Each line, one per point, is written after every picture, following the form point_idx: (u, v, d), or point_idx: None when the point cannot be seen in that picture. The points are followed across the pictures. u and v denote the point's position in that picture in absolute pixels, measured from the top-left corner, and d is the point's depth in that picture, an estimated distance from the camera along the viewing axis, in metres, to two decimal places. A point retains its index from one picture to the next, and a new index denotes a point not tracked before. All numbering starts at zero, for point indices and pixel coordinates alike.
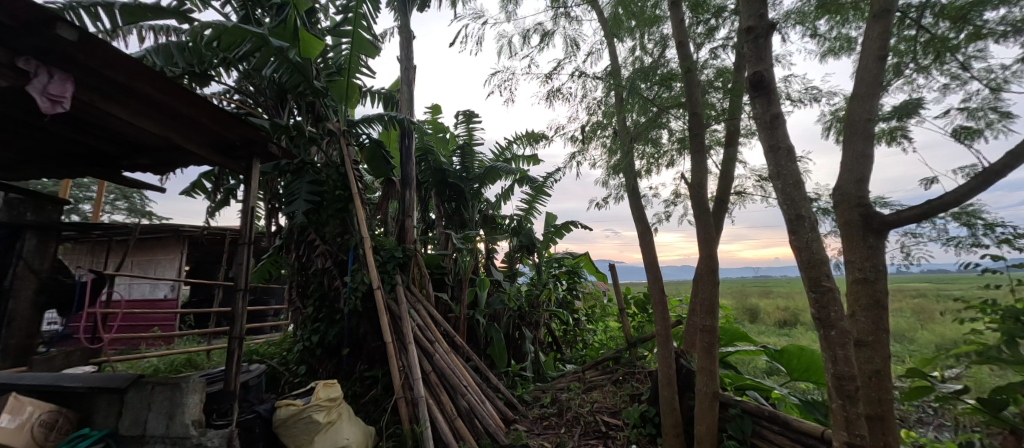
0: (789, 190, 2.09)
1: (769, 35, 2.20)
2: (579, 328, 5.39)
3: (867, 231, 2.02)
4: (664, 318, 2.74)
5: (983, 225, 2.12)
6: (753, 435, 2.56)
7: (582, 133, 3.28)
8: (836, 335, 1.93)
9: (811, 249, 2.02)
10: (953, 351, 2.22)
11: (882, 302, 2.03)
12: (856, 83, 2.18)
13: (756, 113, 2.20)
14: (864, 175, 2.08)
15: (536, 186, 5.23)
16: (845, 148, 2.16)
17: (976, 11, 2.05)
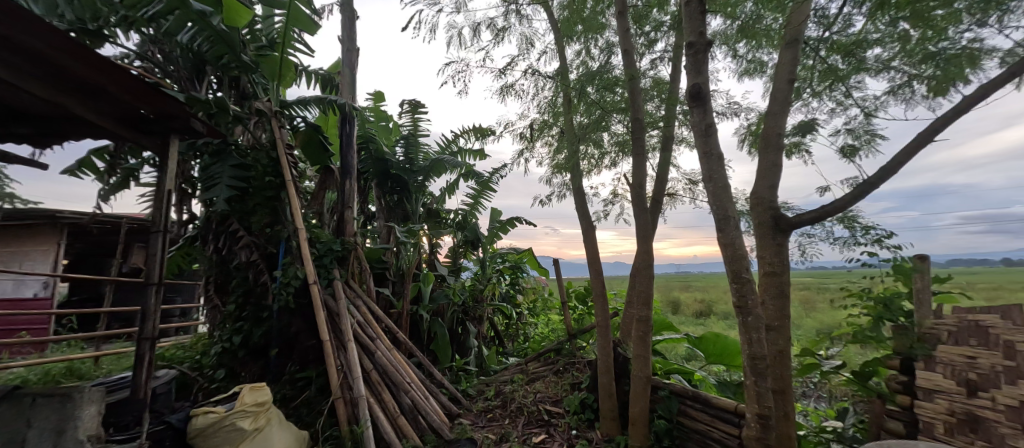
0: (717, 191, 2.32)
1: (707, 50, 2.40)
2: (521, 321, 5.48)
3: (777, 231, 2.32)
4: (604, 310, 2.89)
5: (860, 227, 2.52)
6: (679, 413, 2.80)
7: (533, 131, 3.37)
8: (752, 321, 2.21)
9: (735, 246, 2.28)
10: (835, 333, 2.64)
11: (787, 292, 2.33)
12: (771, 101, 2.48)
13: (692, 121, 2.41)
14: (775, 183, 2.38)
15: (482, 181, 5.20)
16: (761, 159, 2.46)
17: (860, 48, 2.43)
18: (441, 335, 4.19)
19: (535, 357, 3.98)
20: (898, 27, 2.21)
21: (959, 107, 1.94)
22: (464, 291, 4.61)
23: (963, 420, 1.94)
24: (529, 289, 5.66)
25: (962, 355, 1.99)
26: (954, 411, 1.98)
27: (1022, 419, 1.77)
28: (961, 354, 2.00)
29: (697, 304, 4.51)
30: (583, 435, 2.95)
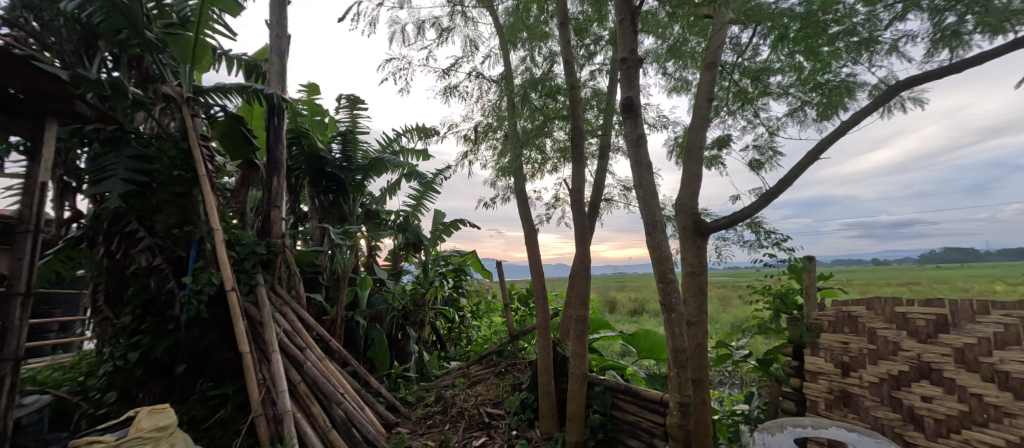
0: (647, 197, 2.51)
1: (638, 67, 2.57)
2: (464, 324, 5.40)
3: (698, 235, 2.55)
4: (545, 311, 2.96)
5: (765, 231, 2.85)
6: (613, 407, 2.95)
7: (477, 133, 3.38)
8: (676, 317, 2.42)
9: (661, 247, 2.49)
10: (745, 326, 2.96)
11: (706, 290, 2.51)
12: (694, 116, 2.72)
13: (626, 131, 2.57)
14: (696, 190, 2.61)
15: (425, 182, 5.07)
16: (685, 168, 2.68)
17: (765, 74, 2.76)
18: (379, 342, 4.04)
19: (479, 359, 3.97)
20: (791, 59, 2.56)
21: (838, 130, 2.28)
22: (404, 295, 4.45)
23: (839, 397, 2.28)
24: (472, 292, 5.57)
25: (837, 340, 2.34)
26: (832, 389, 2.31)
27: (880, 392, 2.12)
28: (837, 340, 2.35)
29: (631, 303, 4.79)
30: (523, 435, 2.99)
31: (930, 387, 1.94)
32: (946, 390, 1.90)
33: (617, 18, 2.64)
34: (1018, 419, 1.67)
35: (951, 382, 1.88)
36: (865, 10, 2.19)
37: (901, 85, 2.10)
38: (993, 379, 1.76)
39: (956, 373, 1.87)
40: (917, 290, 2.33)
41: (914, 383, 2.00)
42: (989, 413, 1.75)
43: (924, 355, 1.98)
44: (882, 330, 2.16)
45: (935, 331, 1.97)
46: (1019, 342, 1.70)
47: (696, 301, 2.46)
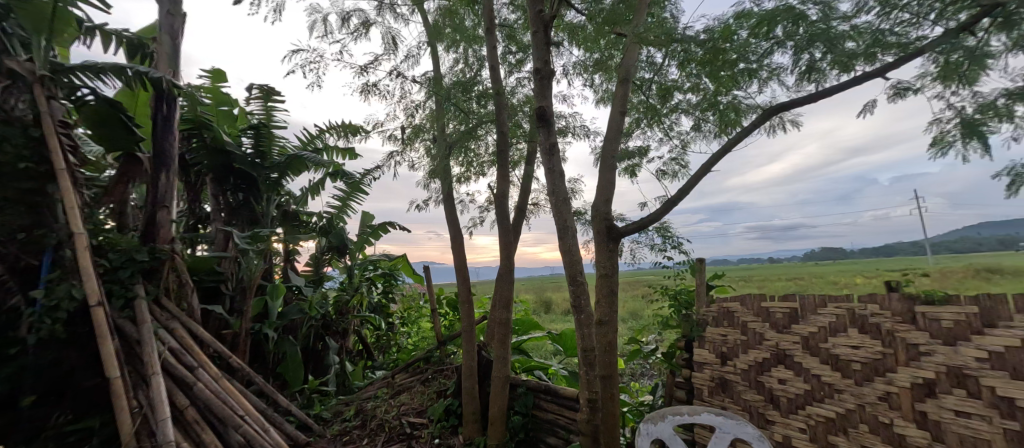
0: (558, 203, 2.67)
1: (550, 78, 2.72)
2: (393, 331, 5.27)
3: (611, 239, 2.75)
4: (470, 315, 3.02)
5: (668, 235, 3.19)
6: (534, 407, 3.04)
7: (404, 134, 3.34)
8: (584, 317, 2.68)
9: (572, 251, 2.66)
10: (654, 324, 3.25)
11: (616, 292, 2.70)
12: (608, 128, 2.94)
13: (539, 139, 2.71)
14: (610, 197, 2.85)
15: (353, 181, 4.75)
16: (601, 177, 2.88)
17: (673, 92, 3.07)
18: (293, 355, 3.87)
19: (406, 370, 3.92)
20: (699, 81, 2.86)
21: (726, 146, 2.59)
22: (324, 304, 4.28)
23: (718, 384, 2.65)
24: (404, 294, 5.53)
25: (718, 334, 2.71)
26: (713, 378, 2.68)
27: (748, 377, 2.49)
28: (718, 333, 2.71)
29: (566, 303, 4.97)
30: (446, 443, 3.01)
31: (784, 370, 2.33)
32: (795, 373, 2.28)
33: (532, 29, 2.78)
34: (844, 393, 2.05)
35: (799, 366, 2.27)
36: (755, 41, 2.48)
37: (778, 106, 2.45)
38: (828, 362, 2.14)
39: (803, 358, 2.25)
40: (801, 284, 2.78)
41: (773, 368, 2.39)
42: (824, 391, 2.13)
43: (781, 344, 2.37)
44: (752, 323, 2.54)
45: (789, 323, 2.37)
46: (846, 329, 2.09)
47: (606, 302, 2.67)
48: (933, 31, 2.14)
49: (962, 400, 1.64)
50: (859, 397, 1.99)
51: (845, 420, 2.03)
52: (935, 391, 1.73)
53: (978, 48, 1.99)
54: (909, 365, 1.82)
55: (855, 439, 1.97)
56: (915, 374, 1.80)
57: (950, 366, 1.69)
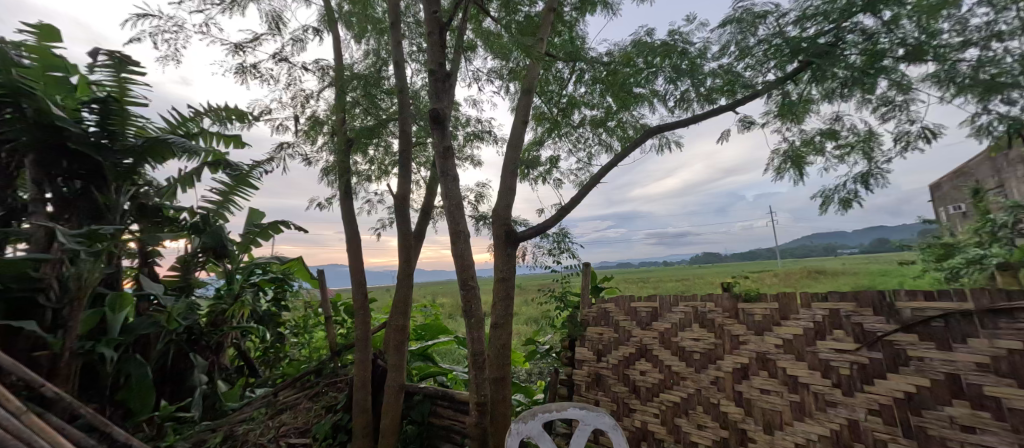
0: (453, 208, 2.70)
1: (445, 81, 2.76)
2: (283, 342, 4.90)
3: (509, 243, 2.99)
4: (365, 325, 3.27)
5: None
6: (430, 414, 3.12)
7: (307, 125, 3.26)
8: (474, 321, 2.69)
9: (463, 256, 2.71)
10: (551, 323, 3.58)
11: (511, 294, 2.92)
12: (511, 140, 3.22)
13: (434, 141, 2.70)
14: (510, 203, 3.13)
15: (239, 175, 4.20)
16: (502, 181, 3.16)
17: (578, 106, 3.97)
18: (140, 379, 3.47)
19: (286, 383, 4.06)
20: (600, 100, 3.83)
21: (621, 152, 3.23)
22: (190, 316, 3.95)
23: (593, 379, 3.02)
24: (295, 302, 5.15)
25: (596, 332, 3.09)
26: (590, 374, 3.05)
27: (617, 371, 2.89)
28: (596, 332, 3.09)
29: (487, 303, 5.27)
30: None
31: (644, 363, 2.75)
32: (652, 365, 2.71)
33: (427, 31, 2.79)
34: (686, 380, 2.51)
35: (656, 359, 2.70)
36: (647, 71, 3.31)
37: (656, 129, 3.22)
38: (676, 353, 2.60)
39: (659, 352, 2.68)
40: (666, 286, 3.84)
41: (637, 362, 2.79)
42: (673, 379, 2.58)
43: (644, 340, 2.78)
44: (623, 322, 2.95)
45: (651, 320, 2.79)
46: (691, 324, 2.56)
47: (502, 305, 2.88)
48: (765, 77, 3.10)
49: (765, 380, 2.18)
50: (697, 382, 2.46)
51: (685, 403, 2.49)
52: (748, 373, 2.25)
53: (800, 95, 3.01)
54: (732, 352, 2.34)
55: (693, 419, 2.43)
56: (735, 359, 2.31)
57: (759, 352, 2.22)
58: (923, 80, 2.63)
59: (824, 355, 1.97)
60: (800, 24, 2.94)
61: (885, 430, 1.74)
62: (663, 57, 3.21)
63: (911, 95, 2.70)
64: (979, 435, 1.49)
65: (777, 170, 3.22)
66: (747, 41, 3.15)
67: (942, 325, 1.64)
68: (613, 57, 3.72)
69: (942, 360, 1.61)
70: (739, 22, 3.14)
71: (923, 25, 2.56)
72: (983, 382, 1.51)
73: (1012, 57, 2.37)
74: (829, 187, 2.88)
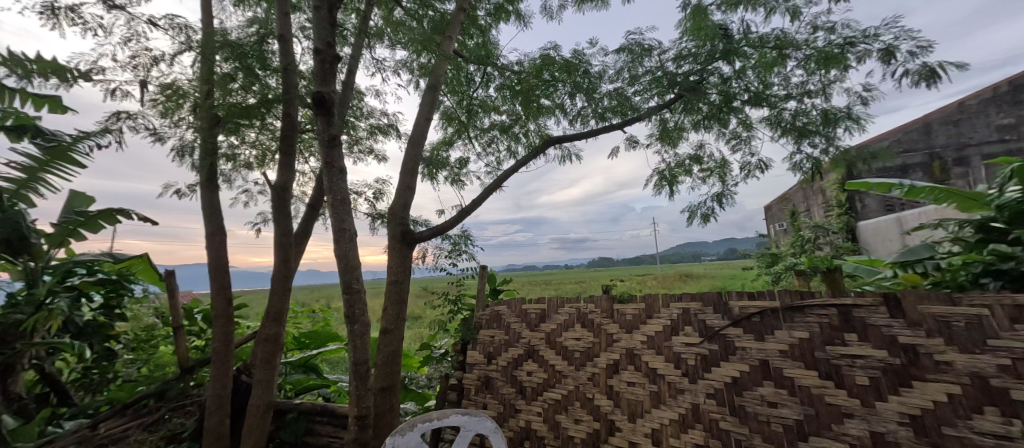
0: (337, 205, 2.33)
1: (333, 64, 2.37)
2: (117, 360, 4.02)
3: (404, 244, 2.97)
4: (226, 338, 2.93)
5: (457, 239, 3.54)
6: (305, 433, 2.95)
7: (162, 95, 2.76)
8: (359, 329, 2.27)
9: (347, 258, 2.33)
10: (446, 328, 3.53)
11: (404, 298, 2.86)
12: (410, 141, 3.30)
13: (316, 128, 2.30)
14: (408, 201, 3.15)
15: (55, 147, 3.24)
16: (402, 178, 3.21)
17: (485, 113, 4.06)
18: None
19: (116, 411, 3.29)
20: (509, 107, 3.98)
21: (522, 160, 3.42)
22: None
23: (483, 382, 3.04)
24: (137, 310, 4.28)
25: (488, 335, 3.13)
26: (479, 377, 3.07)
27: (506, 373, 2.95)
28: (488, 335, 3.13)
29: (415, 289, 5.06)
30: None
31: (531, 363, 2.86)
32: (539, 365, 2.83)
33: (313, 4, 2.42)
34: (567, 377, 2.68)
35: (543, 359, 2.82)
36: (553, 83, 3.70)
37: (559, 138, 3.47)
38: (560, 352, 2.75)
39: (546, 352, 2.81)
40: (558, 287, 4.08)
41: (524, 362, 2.89)
42: (555, 377, 2.73)
43: (532, 341, 2.90)
44: (514, 323, 3.03)
45: (539, 321, 2.92)
46: (574, 325, 2.75)
47: (393, 310, 2.80)
48: (650, 103, 3.59)
49: (632, 374, 2.43)
50: (576, 379, 2.64)
51: (565, 400, 2.65)
52: (618, 369, 2.49)
53: (669, 125, 3.63)
54: (607, 349, 2.56)
55: (571, 414, 2.60)
56: (610, 355, 2.53)
57: (628, 349, 2.47)
58: (761, 121, 3.37)
59: (677, 348, 2.30)
60: (677, 61, 3.47)
61: (717, 410, 2.10)
62: (569, 74, 3.64)
63: (753, 132, 3.42)
64: (780, 410, 1.93)
65: (656, 187, 3.70)
66: (636, 69, 3.58)
67: (758, 320, 2.09)
68: (523, 67, 3.92)
69: (757, 348, 2.05)
70: (631, 51, 3.55)
71: (761, 78, 3.25)
72: (783, 365, 1.97)
73: (816, 110, 3.18)
74: (694, 203, 3.50)
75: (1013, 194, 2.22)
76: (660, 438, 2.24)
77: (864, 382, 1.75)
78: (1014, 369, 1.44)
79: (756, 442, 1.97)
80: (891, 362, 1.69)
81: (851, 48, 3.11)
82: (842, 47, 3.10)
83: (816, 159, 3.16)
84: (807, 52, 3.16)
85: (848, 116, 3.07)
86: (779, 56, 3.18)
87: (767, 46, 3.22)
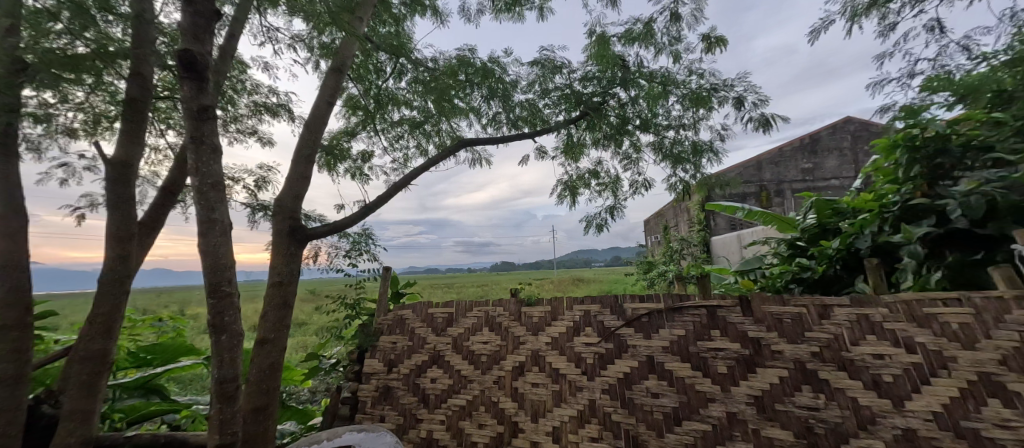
0: (206, 190, 1.91)
1: (210, 21, 1.95)
2: None
3: (291, 241, 2.69)
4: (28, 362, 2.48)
5: (356, 238, 3.27)
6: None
7: None
8: (227, 339, 1.89)
9: (217, 254, 1.92)
10: (338, 337, 3.21)
11: (288, 302, 2.60)
12: (306, 126, 2.93)
13: (181, 96, 1.84)
14: (298, 194, 2.81)
15: None
16: (293, 167, 2.83)
17: (395, 106, 3.81)
18: None
19: None
20: (419, 103, 3.78)
21: (430, 160, 3.24)
22: None
23: (382, 392, 2.77)
24: None
25: (389, 342, 2.86)
26: (377, 387, 2.79)
27: (408, 382, 2.72)
28: (388, 342, 2.86)
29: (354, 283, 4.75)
30: None
31: (436, 370, 2.67)
32: (443, 371, 2.64)
33: None
34: (471, 382, 2.55)
35: (448, 365, 2.65)
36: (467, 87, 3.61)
37: (468, 142, 3.37)
38: (466, 357, 2.61)
39: (452, 357, 2.64)
40: (462, 290, 3.97)
41: (428, 369, 2.69)
42: (459, 383, 2.58)
43: (437, 347, 2.71)
44: (418, 328, 2.82)
45: (445, 326, 2.74)
46: (482, 329, 2.62)
47: (275, 316, 2.53)
48: (559, 117, 3.67)
49: (536, 376, 2.38)
50: (481, 384, 2.52)
51: (470, 406, 2.52)
52: (523, 370, 2.44)
53: (572, 139, 3.79)
54: (513, 352, 2.49)
55: (474, 419, 2.49)
56: (516, 357, 2.47)
57: (533, 351, 2.44)
58: (647, 147, 3.66)
59: (579, 347, 2.32)
60: (583, 82, 3.60)
61: (611, 404, 2.18)
62: (484, 78, 3.58)
63: (641, 155, 3.71)
64: (661, 399, 2.08)
65: (559, 196, 3.82)
66: (547, 84, 3.65)
67: (647, 320, 2.23)
68: (438, 65, 3.75)
69: (645, 345, 2.19)
70: (543, 66, 3.64)
71: (650, 107, 3.51)
72: (665, 360, 2.13)
73: (689, 141, 3.58)
74: (592, 215, 3.68)
75: (811, 221, 2.87)
76: (559, 435, 2.26)
77: (723, 371, 2.02)
78: (820, 355, 1.87)
79: (642, 431, 2.09)
80: (743, 353, 2.01)
81: (715, 92, 3.50)
82: (709, 91, 3.47)
83: (686, 182, 3.68)
84: (684, 91, 3.49)
85: (710, 148, 3.53)
86: (662, 90, 3.48)
87: (656, 80, 3.52)
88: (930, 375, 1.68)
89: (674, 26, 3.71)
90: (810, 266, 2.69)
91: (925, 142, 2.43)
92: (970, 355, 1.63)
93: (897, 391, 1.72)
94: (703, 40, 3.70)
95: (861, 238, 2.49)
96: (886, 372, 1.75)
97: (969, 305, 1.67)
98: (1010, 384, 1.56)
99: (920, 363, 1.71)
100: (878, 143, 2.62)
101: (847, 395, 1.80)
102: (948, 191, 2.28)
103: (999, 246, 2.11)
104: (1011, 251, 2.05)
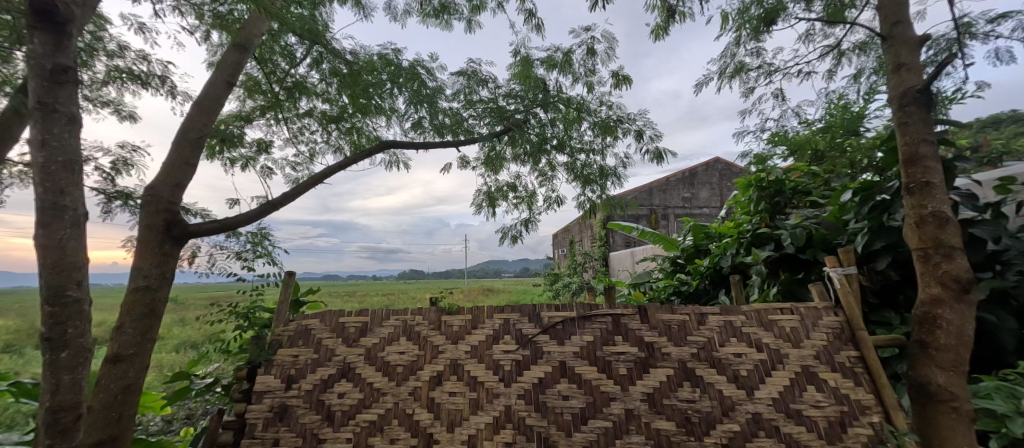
0: (54, 170, 1.54)
1: None
2: None
3: (165, 238, 2.31)
4: None
5: (252, 238, 2.92)
6: None
7: None
8: (67, 357, 1.52)
9: (64, 250, 1.55)
10: (215, 350, 2.79)
11: (155, 310, 2.22)
12: (196, 105, 2.56)
13: (25, 51, 1.46)
14: (179, 183, 2.42)
15: None
16: (173, 153, 2.44)
17: (304, 97, 3.50)
18: None
19: None
20: (336, 96, 3.54)
21: (345, 162, 3.03)
22: None
23: (276, 413, 2.24)
24: None
25: (288, 355, 2.38)
26: (272, 407, 2.25)
27: (311, 398, 2.28)
28: (290, 354, 2.38)
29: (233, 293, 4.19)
30: None
31: (345, 384, 2.30)
32: (354, 385, 2.29)
33: None
34: (386, 395, 2.25)
35: (359, 377, 2.31)
36: (388, 85, 3.44)
37: (389, 143, 3.20)
38: (380, 369, 2.32)
39: (363, 369, 2.33)
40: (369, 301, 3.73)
41: (336, 383, 2.31)
42: (371, 396, 2.26)
43: (348, 358, 2.37)
44: (326, 340, 2.44)
45: (358, 336, 2.45)
46: (398, 338, 2.41)
47: (135, 327, 2.13)
48: (482, 129, 3.67)
49: (454, 385, 2.23)
50: (396, 396, 2.24)
51: (382, 420, 2.19)
52: (440, 380, 2.26)
53: (493, 153, 3.82)
54: (431, 362, 2.32)
55: (386, 435, 2.15)
56: (434, 366, 2.30)
57: (452, 360, 2.30)
58: (560, 167, 3.84)
59: (496, 355, 2.28)
60: (507, 99, 3.66)
61: (525, 409, 2.12)
62: (406, 79, 3.45)
63: (554, 173, 3.88)
64: (571, 401, 2.11)
65: (477, 205, 3.81)
66: (472, 95, 3.67)
67: (560, 327, 2.32)
68: (358, 58, 3.55)
69: (559, 351, 2.25)
70: (469, 77, 3.63)
71: (565, 130, 3.70)
72: (576, 364, 2.20)
73: (597, 164, 3.82)
74: (508, 225, 3.74)
75: (690, 243, 3.71)
76: (475, 443, 2.09)
77: (623, 372, 2.15)
78: (697, 356, 2.15)
79: (553, 432, 2.05)
80: (640, 355, 2.18)
81: (621, 123, 3.82)
82: (616, 121, 3.78)
83: (593, 201, 3.93)
84: (595, 119, 3.75)
85: (614, 173, 3.84)
86: (576, 113, 3.69)
87: (572, 104, 3.73)
88: (770, 369, 2.09)
89: (590, 59, 3.94)
90: (687, 280, 3.48)
91: (771, 183, 3.19)
92: (797, 351, 2.10)
93: (749, 382, 2.07)
94: (612, 76, 4.01)
95: (725, 258, 3.22)
96: (742, 368, 2.09)
97: (796, 312, 2.22)
98: (818, 373, 2.05)
99: (765, 360, 2.10)
100: (740, 181, 3.41)
101: (715, 387, 2.07)
102: (783, 223, 3.01)
103: (814, 268, 2.74)
104: (819, 272, 2.68)
